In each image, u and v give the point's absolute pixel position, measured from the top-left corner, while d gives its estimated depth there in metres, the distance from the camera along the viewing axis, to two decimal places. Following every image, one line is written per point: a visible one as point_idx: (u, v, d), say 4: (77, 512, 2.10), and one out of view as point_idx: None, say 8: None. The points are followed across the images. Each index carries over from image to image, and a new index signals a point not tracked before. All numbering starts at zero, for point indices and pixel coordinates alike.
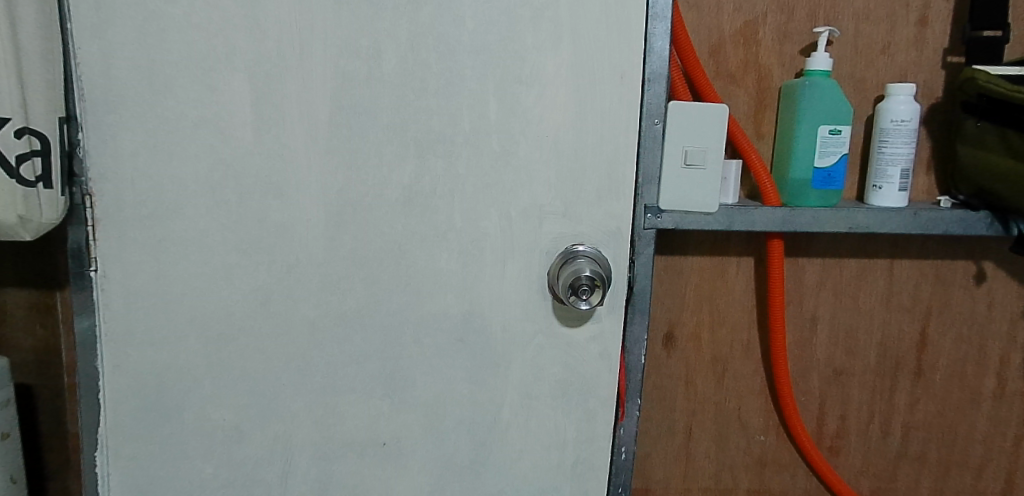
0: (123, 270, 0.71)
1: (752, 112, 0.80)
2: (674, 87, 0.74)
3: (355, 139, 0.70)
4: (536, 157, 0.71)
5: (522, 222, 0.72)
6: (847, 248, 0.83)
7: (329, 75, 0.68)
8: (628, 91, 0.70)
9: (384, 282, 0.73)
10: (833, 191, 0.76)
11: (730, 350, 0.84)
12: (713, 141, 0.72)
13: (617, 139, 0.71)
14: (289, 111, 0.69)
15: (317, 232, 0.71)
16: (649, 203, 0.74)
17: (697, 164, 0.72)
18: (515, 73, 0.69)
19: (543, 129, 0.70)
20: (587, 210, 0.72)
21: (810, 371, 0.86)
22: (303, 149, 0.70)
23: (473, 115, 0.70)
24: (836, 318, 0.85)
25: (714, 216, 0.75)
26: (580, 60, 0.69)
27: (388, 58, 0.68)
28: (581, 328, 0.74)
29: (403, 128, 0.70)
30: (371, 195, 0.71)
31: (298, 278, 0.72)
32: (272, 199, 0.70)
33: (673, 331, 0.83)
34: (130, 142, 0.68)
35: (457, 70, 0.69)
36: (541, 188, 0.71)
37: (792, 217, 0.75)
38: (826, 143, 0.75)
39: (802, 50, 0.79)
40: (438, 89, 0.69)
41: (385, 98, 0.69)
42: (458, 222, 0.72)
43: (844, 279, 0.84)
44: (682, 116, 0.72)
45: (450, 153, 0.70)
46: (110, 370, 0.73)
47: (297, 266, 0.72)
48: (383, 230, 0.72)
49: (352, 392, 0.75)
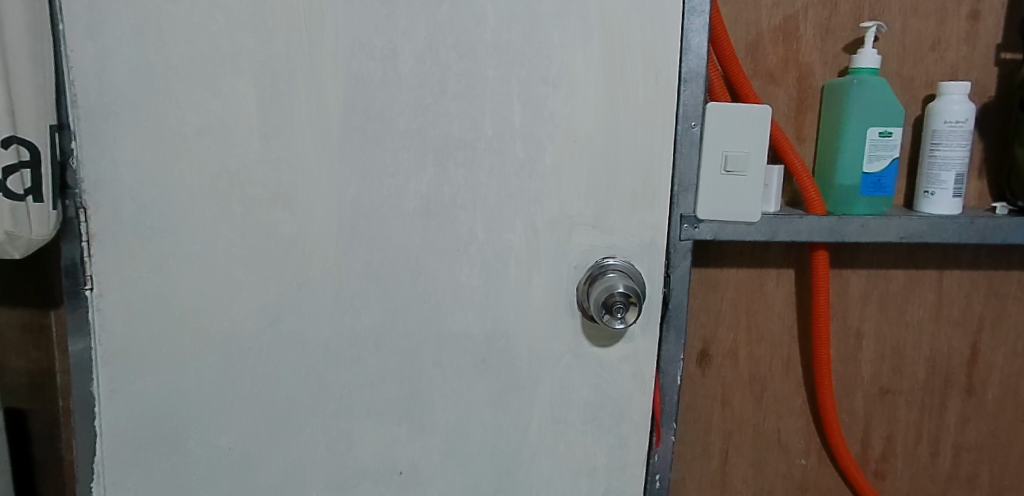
0: (120, 288, 0.66)
1: (793, 113, 0.75)
2: (711, 87, 0.69)
3: (370, 146, 0.65)
4: (564, 164, 0.65)
5: (549, 234, 0.67)
6: (895, 258, 0.77)
7: (342, 77, 0.63)
8: (664, 92, 0.65)
9: (401, 298, 0.68)
10: (883, 198, 0.71)
11: (769, 368, 0.79)
12: (756, 145, 0.67)
13: (652, 144, 0.65)
14: (299, 116, 0.64)
15: (329, 245, 0.66)
16: (686, 213, 0.69)
17: (739, 170, 0.67)
18: (541, 73, 0.64)
19: (572, 134, 0.65)
20: (620, 221, 0.67)
21: (854, 389, 0.81)
22: (314, 157, 0.65)
23: (496, 119, 0.65)
24: (882, 333, 0.79)
25: (756, 226, 0.69)
26: (612, 58, 0.64)
27: (404, 58, 0.63)
28: (613, 347, 0.69)
29: (420, 133, 0.65)
30: (387, 205, 0.66)
31: (309, 295, 0.67)
32: (280, 211, 0.65)
33: (708, 348, 0.78)
34: (127, 151, 0.63)
35: (479, 70, 0.64)
36: (570, 196, 0.66)
37: (839, 226, 0.69)
38: (876, 146, 0.69)
39: (846, 47, 0.74)
40: (458, 91, 0.64)
41: (402, 100, 0.64)
42: (480, 234, 0.67)
43: (890, 291, 0.78)
44: (722, 119, 0.67)
45: (471, 161, 0.65)
46: (106, 396, 0.67)
47: (308, 282, 0.67)
48: (399, 243, 0.67)
49: (367, 417, 0.70)
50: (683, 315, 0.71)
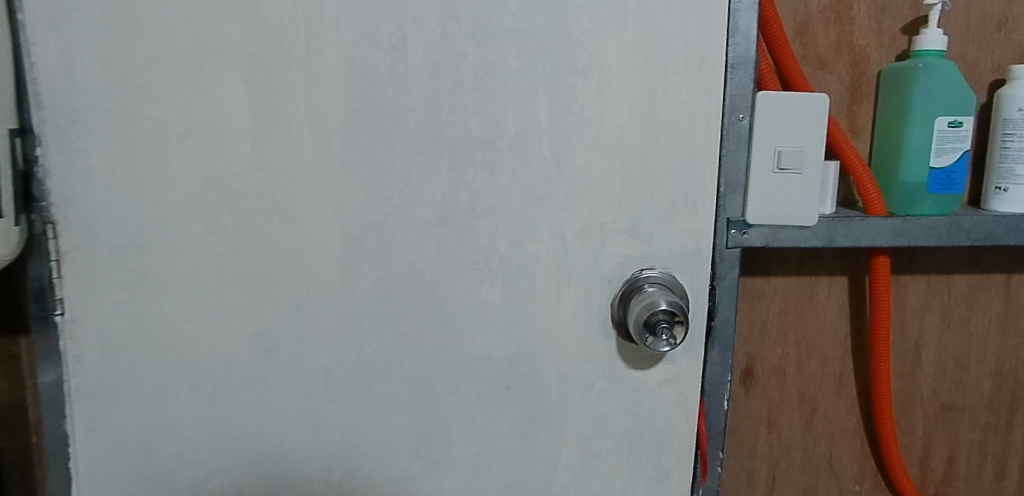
0: (95, 314, 0.58)
1: (846, 103, 0.67)
2: (760, 75, 0.61)
3: (377, 148, 0.57)
4: (596, 165, 0.58)
5: (580, 244, 0.59)
6: (958, 262, 0.70)
7: (343, 70, 0.56)
8: (709, 82, 0.57)
9: (413, 320, 0.60)
10: (952, 196, 0.63)
11: (820, 386, 0.72)
12: (812, 139, 0.59)
13: (696, 141, 0.58)
14: (294, 114, 0.56)
15: (333, 262, 0.59)
16: (733, 217, 0.61)
17: (793, 167, 0.59)
18: (570, 62, 0.56)
19: (606, 130, 0.57)
20: (659, 228, 0.59)
21: (913, 407, 0.73)
22: (313, 162, 0.57)
23: (519, 115, 0.57)
24: (944, 346, 0.72)
25: (813, 231, 0.61)
26: (650, 42, 0.56)
27: (414, 47, 0.55)
28: (652, 370, 0.62)
29: (433, 132, 0.57)
30: (397, 215, 0.58)
31: (309, 319, 0.59)
32: (276, 223, 0.58)
33: (752, 366, 0.71)
34: (100, 158, 0.55)
35: (500, 60, 0.56)
36: (602, 201, 0.59)
37: (905, 229, 0.62)
38: (945, 139, 0.62)
39: (904, 29, 0.66)
40: (476, 84, 0.56)
41: (412, 96, 0.56)
42: (502, 246, 0.59)
43: (953, 299, 0.71)
44: (774, 110, 0.59)
45: (492, 163, 0.58)
46: (82, 435, 0.60)
47: (308, 304, 0.59)
48: (411, 257, 0.59)
49: (377, 453, 0.62)
50: (730, 332, 0.63)
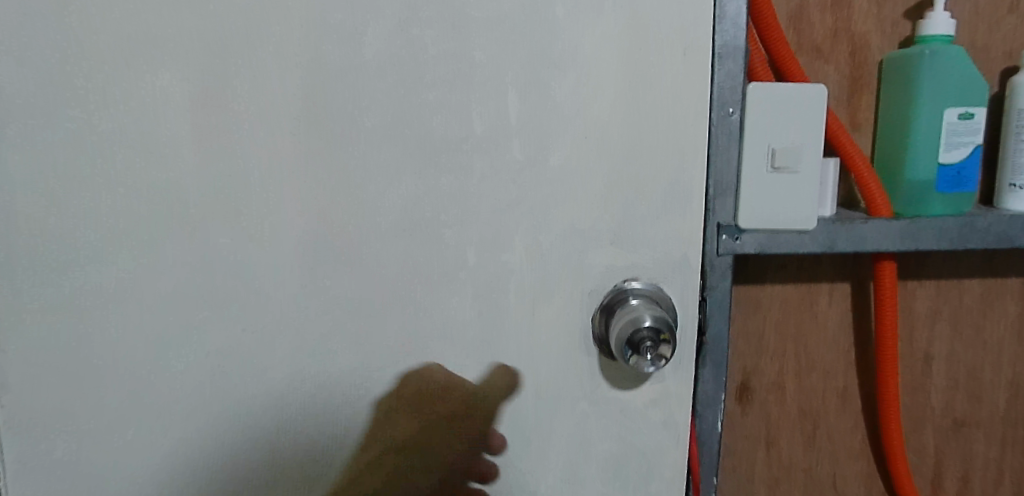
0: (18, 338, 0.52)
1: (846, 95, 0.61)
2: (750, 65, 0.56)
3: (330, 152, 0.52)
4: (573, 167, 0.52)
5: (557, 253, 0.54)
6: (969, 265, 0.65)
7: (290, 66, 0.50)
8: (696, 73, 0.52)
9: (377, 339, 0.55)
10: (961, 194, 0.58)
11: (822, 401, 0.66)
12: (810, 134, 0.54)
13: (682, 139, 0.53)
14: (237, 115, 0.51)
15: (285, 279, 0.53)
16: (724, 221, 0.56)
17: (789, 166, 0.54)
18: (545, 53, 0.50)
19: (583, 127, 0.52)
20: (643, 235, 0.54)
21: (923, 423, 0.68)
22: (259, 168, 0.52)
23: (487, 113, 0.51)
24: (955, 356, 0.66)
25: (812, 235, 0.56)
26: (632, 29, 0.50)
27: (369, 39, 0.50)
28: (638, 390, 0.56)
29: (392, 133, 0.52)
30: (355, 224, 0.53)
31: (266, 338, 0.55)
32: (220, 235, 0.52)
33: (749, 381, 0.65)
34: (19, 166, 0.50)
35: (465, 51, 0.50)
36: (581, 206, 0.53)
37: (913, 231, 0.57)
38: (954, 132, 0.57)
39: (907, 13, 0.61)
40: (439, 79, 0.51)
41: (369, 94, 0.51)
42: (472, 258, 0.54)
43: (965, 306, 0.65)
44: (768, 104, 0.53)
45: (458, 166, 0.52)
46: (11, 472, 0.54)
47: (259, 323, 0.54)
48: (373, 271, 0.54)
49: (339, 486, 0.57)
50: (723, 347, 0.58)
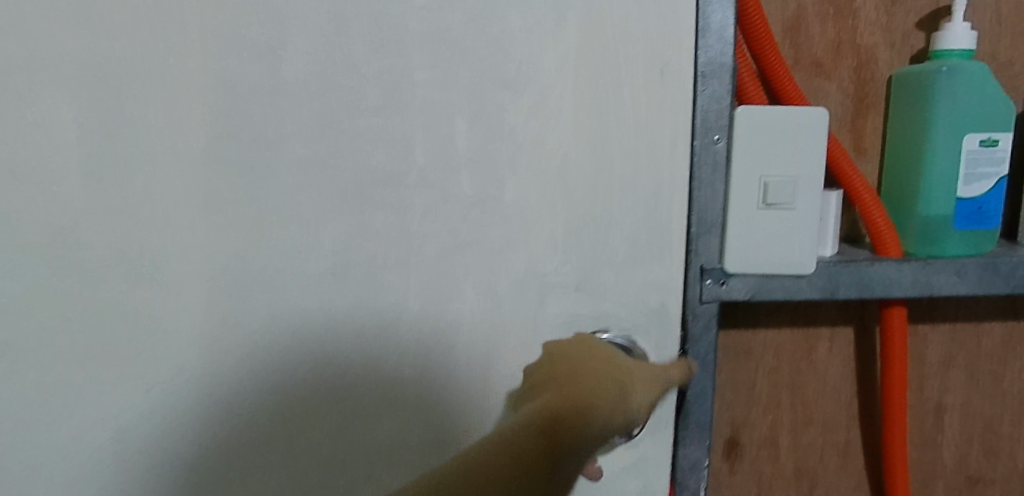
0: None
1: (850, 116, 0.54)
2: (740, 83, 0.49)
3: (247, 186, 0.43)
4: (532, 203, 0.45)
5: (514, 301, 0.47)
6: (988, 307, 0.57)
7: (199, 85, 0.42)
8: (677, 98, 0.44)
9: (305, 404, 0.46)
10: (982, 232, 0.51)
11: (821, 459, 0.59)
12: (808, 166, 0.46)
13: (660, 172, 0.45)
14: (134, 142, 0.42)
15: (193, 338, 0.44)
16: (708, 264, 0.48)
17: (784, 202, 0.47)
18: (497, 72, 0.43)
19: (545, 156, 0.44)
20: (615, 280, 0.47)
21: (934, 481, 0.60)
22: (160, 205, 0.43)
23: (430, 140, 0.44)
24: (970, 408, 0.59)
25: (811, 280, 0.49)
26: (601, 43, 0.43)
27: (291, 54, 0.42)
28: (609, 457, 0.49)
29: (317, 163, 0.43)
30: (278, 269, 0.44)
31: (167, 411, 0.45)
32: (116, 285, 0.43)
33: (739, 436, 0.58)
34: None
35: (405, 69, 0.43)
36: (542, 247, 0.46)
37: (926, 274, 0.49)
38: (975, 162, 0.49)
39: (920, 23, 0.53)
40: (373, 102, 0.43)
41: (293, 118, 0.43)
42: (416, 306, 0.46)
43: (982, 352, 0.58)
44: (761, 130, 0.46)
45: (398, 201, 0.45)
46: None
47: (161, 390, 0.45)
48: (300, 324, 0.45)
49: None
50: (708, 406, 0.50)
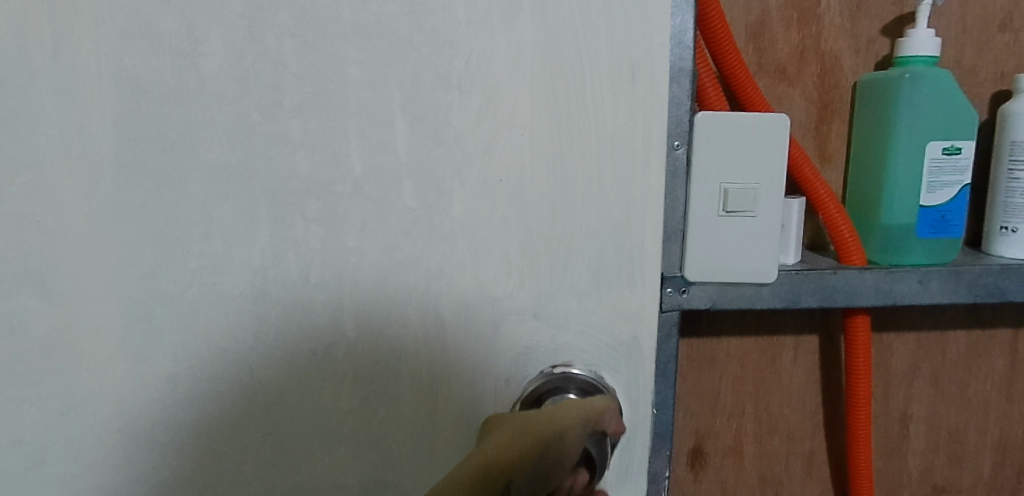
0: None
1: (815, 123, 0.54)
2: (701, 88, 0.48)
3: (178, 194, 0.43)
4: (482, 214, 0.44)
5: (455, 319, 0.45)
6: (953, 316, 0.57)
7: (114, 89, 0.41)
8: (627, 106, 0.43)
9: (232, 419, 0.46)
10: (947, 241, 0.50)
11: (786, 469, 0.58)
12: (769, 173, 0.45)
13: (629, 182, 0.44)
14: (52, 146, 0.42)
15: (116, 346, 0.44)
16: (669, 272, 0.47)
17: (745, 209, 0.46)
18: (431, 73, 0.42)
19: (482, 167, 0.43)
20: (561, 297, 0.45)
21: (899, 489, 0.60)
22: (82, 214, 0.42)
23: (364, 145, 0.43)
24: (936, 416, 0.59)
25: (772, 288, 0.48)
26: (539, 49, 0.42)
27: (214, 54, 0.41)
28: None
29: (245, 172, 0.42)
30: (204, 280, 0.44)
31: (94, 422, 0.45)
32: (31, 289, 0.43)
33: (703, 446, 0.57)
34: None
35: (335, 69, 0.42)
36: (483, 262, 0.45)
37: (889, 283, 0.49)
38: (939, 169, 0.49)
39: (886, 30, 0.53)
40: (303, 105, 0.42)
41: (218, 119, 0.42)
42: (352, 322, 0.45)
43: (948, 360, 0.58)
44: (722, 137, 0.45)
45: (330, 213, 0.43)
46: None
47: (99, 411, 0.45)
48: (227, 337, 0.44)
49: None
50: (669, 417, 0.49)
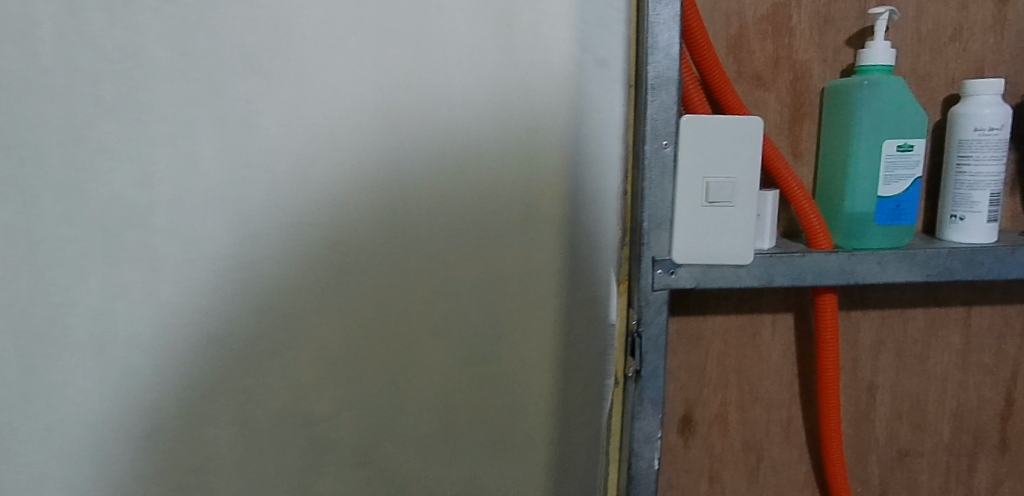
0: None
1: (788, 123, 0.60)
2: (686, 93, 0.54)
3: (160, 142, 0.47)
4: (411, 189, 0.49)
5: (394, 285, 0.51)
6: (912, 295, 0.64)
7: (94, 71, 0.46)
8: (543, 90, 0.49)
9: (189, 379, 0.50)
10: (902, 227, 0.57)
11: (766, 434, 0.65)
12: (744, 168, 0.52)
13: (543, 157, 0.50)
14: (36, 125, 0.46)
15: (87, 307, 0.48)
16: (659, 255, 0.54)
17: (724, 200, 0.52)
18: (370, 59, 0.48)
19: (416, 145, 0.49)
20: (488, 263, 0.51)
21: (868, 453, 0.67)
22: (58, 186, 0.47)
23: (309, 123, 0.48)
24: (899, 386, 0.66)
25: (749, 269, 0.54)
26: (470, 43, 0.48)
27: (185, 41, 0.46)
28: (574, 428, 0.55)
29: (206, 149, 0.48)
30: (167, 249, 0.48)
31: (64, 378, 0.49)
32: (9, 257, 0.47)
33: (691, 414, 0.64)
34: None
35: (287, 55, 0.47)
36: (420, 234, 0.50)
37: (852, 264, 0.56)
38: (894, 164, 0.56)
39: (849, 40, 0.60)
40: (258, 86, 0.47)
41: (189, 99, 0.47)
42: (301, 290, 0.50)
43: (909, 335, 0.65)
44: (704, 137, 0.52)
45: (279, 188, 0.48)
46: None
47: (65, 381, 0.49)
48: (188, 303, 0.49)
49: None
50: (660, 385, 0.56)
